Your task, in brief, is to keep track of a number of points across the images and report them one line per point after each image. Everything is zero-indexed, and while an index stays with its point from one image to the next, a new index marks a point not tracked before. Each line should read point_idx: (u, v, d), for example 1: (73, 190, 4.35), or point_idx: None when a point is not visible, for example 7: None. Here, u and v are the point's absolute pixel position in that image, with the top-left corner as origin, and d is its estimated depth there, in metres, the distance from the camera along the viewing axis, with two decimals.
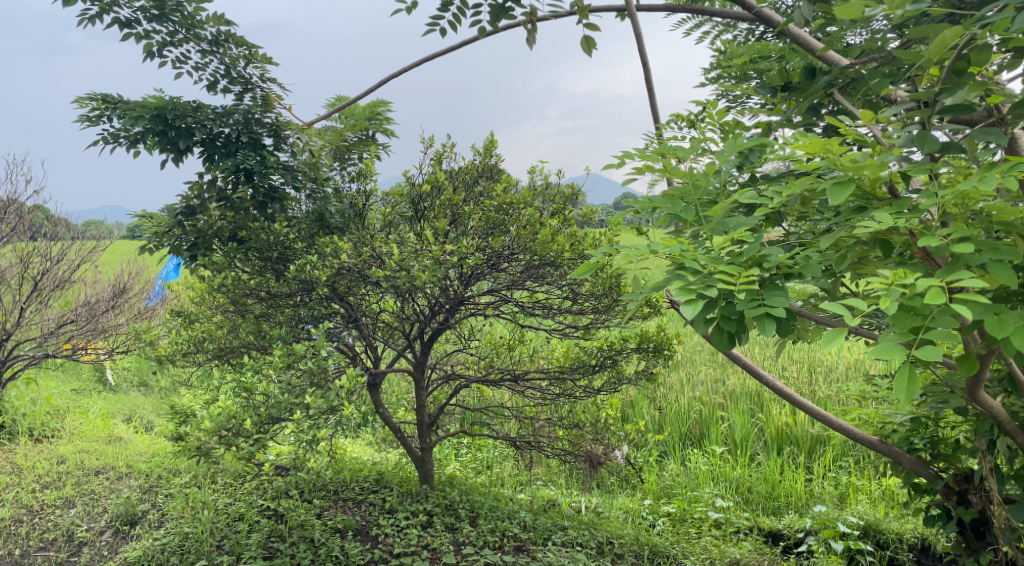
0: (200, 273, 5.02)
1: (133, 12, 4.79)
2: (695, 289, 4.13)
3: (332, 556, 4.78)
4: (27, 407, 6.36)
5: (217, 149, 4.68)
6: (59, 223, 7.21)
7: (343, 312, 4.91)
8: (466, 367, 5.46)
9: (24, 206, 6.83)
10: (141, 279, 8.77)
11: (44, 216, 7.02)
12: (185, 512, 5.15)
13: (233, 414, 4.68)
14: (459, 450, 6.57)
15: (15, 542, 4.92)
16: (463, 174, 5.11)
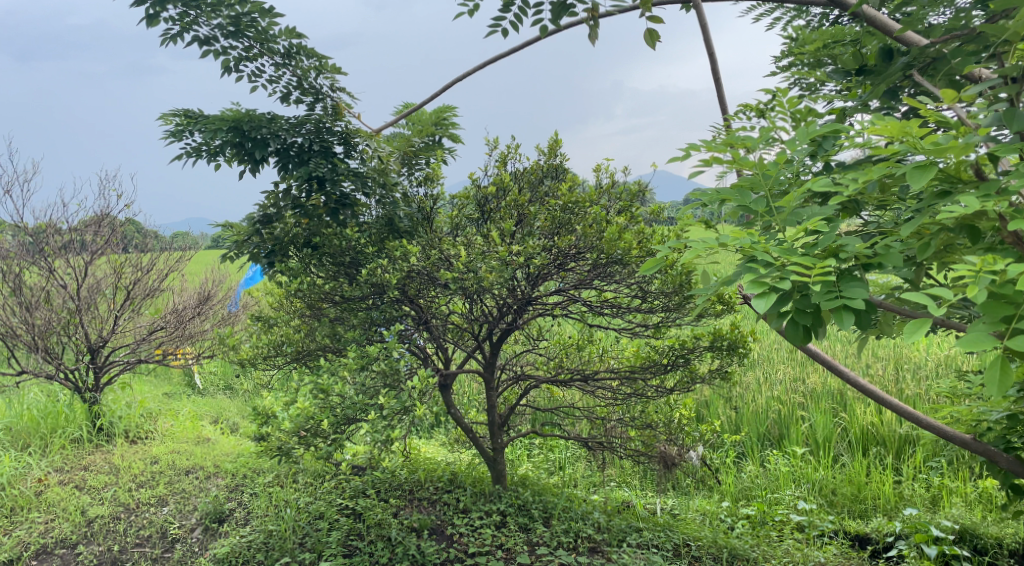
0: (278, 279, 5.22)
1: (211, 30, 5.09)
2: (768, 281, 4.06)
3: (409, 555, 4.87)
4: (123, 410, 6.67)
5: (291, 158, 4.89)
6: (148, 235, 7.54)
7: (413, 314, 5.05)
8: (536, 368, 5.50)
9: (117, 220, 7.18)
10: (225, 285, 9.09)
11: (134, 229, 7.35)
12: (269, 511, 5.35)
13: (312, 415, 4.87)
14: (531, 450, 6.60)
15: (113, 538, 5.19)
16: (528, 175, 5.18)
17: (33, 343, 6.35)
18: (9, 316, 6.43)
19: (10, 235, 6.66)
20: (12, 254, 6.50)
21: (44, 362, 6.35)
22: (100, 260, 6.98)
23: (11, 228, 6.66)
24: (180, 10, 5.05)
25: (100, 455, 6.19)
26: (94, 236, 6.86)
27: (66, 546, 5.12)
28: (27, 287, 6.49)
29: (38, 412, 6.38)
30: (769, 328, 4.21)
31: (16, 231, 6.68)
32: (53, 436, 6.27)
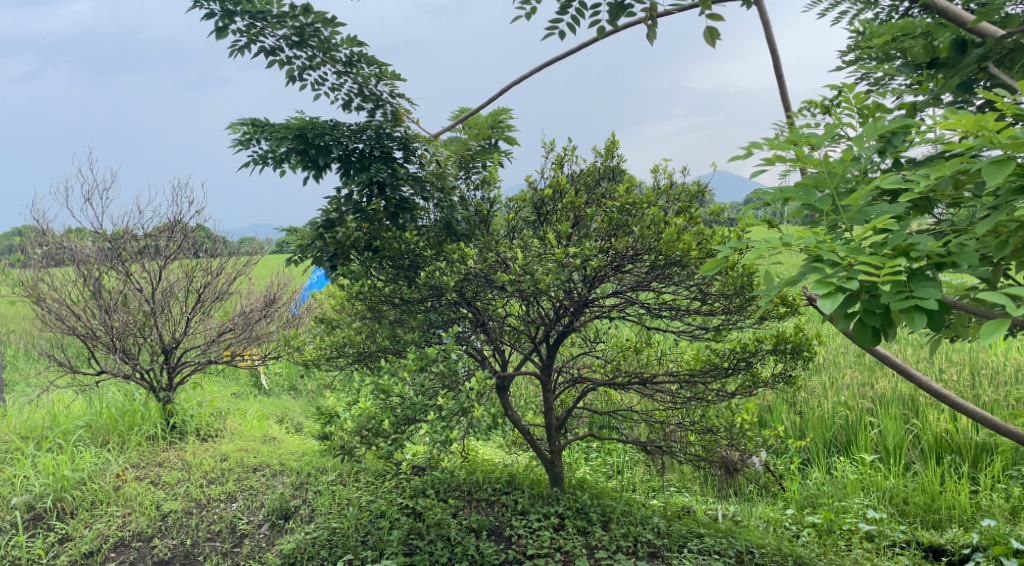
0: (340, 282, 5.35)
1: (276, 40, 5.27)
2: (834, 281, 3.94)
3: (468, 555, 4.94)
4: (195, 409, 6.92)
5: (352, 165, 4.97)
6: (218, 240, 7.78)
7: (470, 316, 5.09)
8: (593, 370, 5.46)
9: (188, 226, 7.42)
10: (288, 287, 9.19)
11: (206, 235, 7.60)
12: (332, 509, 5.48)
13: (373, 415, 4.97)
14: (589, 454, 6.58)
15: (186, 532, 5.39)
16: (584, 177, 5.22)
17: (112, 344, 6.66)
18: (90, 319, 6.73)
19: (90, 240, 6.96)
20: (92, 259, 6.82)
21: (121, 362, 6.65)
22: (173, 265, 7.23)
23: (91, 234, 6.96)
24: (247, 22, 5.25)
25: (173, 452, 6.43)
26: (167, 242, 7.13)
27: (141, 539, 5.34)
28: (106, 289, 6.82)
29: (116, 410, 6.67)
30: (836, 328, 4.11)
31: (96, 237, 7.00)
32: (131, 433, 6.51)
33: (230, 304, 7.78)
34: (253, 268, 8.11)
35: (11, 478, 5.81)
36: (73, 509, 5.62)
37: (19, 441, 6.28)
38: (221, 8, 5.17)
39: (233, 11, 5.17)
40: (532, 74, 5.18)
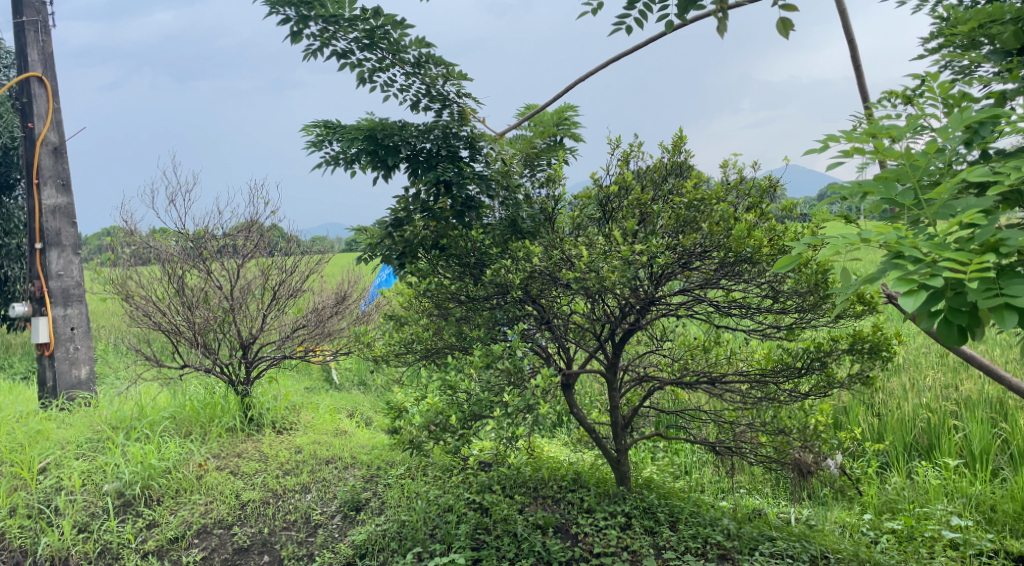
0: (408, 280, 5.46)
1: (348, 44, 5.39)
2: (917, 278, 3.78)
3: (535, 552, 4.98)
4: (270, 402, 7.19)
5: (420, 165, 5.06)
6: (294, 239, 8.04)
7: (536, 313, 5.10)
8: (660, 369, 5.41)
9: (266, 226, 7.68)
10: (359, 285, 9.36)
11: (284, 234, 7.85)
12: (402, 502, 5.57)
13: (441, 410, 5.02)
14: (656, 453, 6.54)
15: (263, 521, 5.60)
16: (651, 173, 5.21)
17: (194, 339, 6.95)
18: (174, 315, 7.03)
19: (175, 240, 7.30)
20: (176, 258, 7.15)
21: (201, 357, 6.89)
22: (250, 264, 7.53)
23: (175, 235, 7.30)
24: (321, 27, 5.38)
25: (252, 444, 6.67)
26: (245, 241, 7.47)
27: (222, 527, 5.58)
28: (188, 287, 7.13)
29: (198, 403, 6.97)
30: (918, 327, 3.94)
31: (180, 238, 7.34)
32: (212, 425, 6.79)
33: (304, 301, 7.91)
34: (326, 267, 8.27)
35: (103, 466, 6.12)
36: (159, 496, 5.89)
37: (111, 431, 6.62)
38: (297, 14, 5.32)
39: (307, 16, 5.31)
40: (598, 70, 5.15)
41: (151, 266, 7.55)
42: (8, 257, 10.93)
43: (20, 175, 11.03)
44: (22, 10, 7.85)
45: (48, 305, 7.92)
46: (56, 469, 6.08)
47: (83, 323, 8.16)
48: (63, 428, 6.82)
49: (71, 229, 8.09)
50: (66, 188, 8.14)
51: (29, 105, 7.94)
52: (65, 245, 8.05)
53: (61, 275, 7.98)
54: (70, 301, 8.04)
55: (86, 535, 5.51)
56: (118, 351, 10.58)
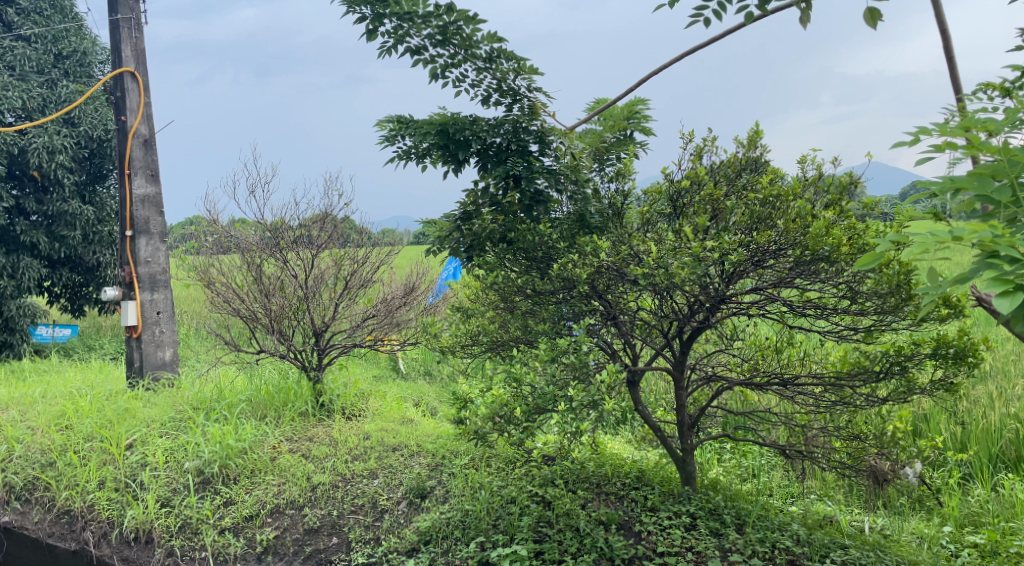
0: (476, 273, 5.55)
1: (421, 40, 5.49)
2: (1012, 280, 3.60)
3: (597, 548, 5.00)
4: (341, 389, 7.35)
5: (490, 159, 5.07)
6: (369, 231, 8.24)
7: (602, 309, 5.08)
8: (729, 369, 5.30)
9: (343, 217, 7.89)
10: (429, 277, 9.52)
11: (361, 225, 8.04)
12: (466, 491, 5.65)
13: (505, 402, 5.06)
14: (723, 455, 6.47)
15: (333, 504, 5.78)
16: (724, 169, 5.12)
17: (270, 325, 7.16)
18: (252, 302, 7.29)
19: (254, 231, 7.59)
20: (255, 248, 7.40)
21: (276, 343, 7.12)
22: (324, 254, 7.72)
23: (254, 225, 7.59)
24: (395, 24, 5.49)
25: (322, 428, 6.86)
26: (320, 232, 7.70)
27: (294, 508, 5.79)
28: (266, 276, 7.39)
29: (273, 387, 7.22)
30: (1012, 331, 3.74)
31: (259, 227, 7.60)
32: (285, 409, 7.03)
33: (373, 292, 8.04)
34: (394, 258, 8.31)
35: (185, 444, 6.42)
36: (236, 475, 6.14)
37: (192, 411, 6.95)
38: (372, 13, 5.45)
39: (382, 14, 5.42)
40: (673, 63, 5.05)
41: (233, 255, 7.85)
42: (100, 244, 11.60)
43: (113, 166, 11.68)
44: (116, 8, 8.22)
45: (136, 289, 8.33)
46: (141, 446, 6.44)
47: (168, 308, 8.54)
48: (149, 406, 7.18)
49: (158, 218, 8.49)
50: (154, 178, 8.53)
51: (122, 99, 8.35)
52: (152, 233, 8.46)
53: (148, 261, 8.38)
54: (157, 286, 8.44)
55: (168, 509, 5.86)
56: (200, 336, 11.07)
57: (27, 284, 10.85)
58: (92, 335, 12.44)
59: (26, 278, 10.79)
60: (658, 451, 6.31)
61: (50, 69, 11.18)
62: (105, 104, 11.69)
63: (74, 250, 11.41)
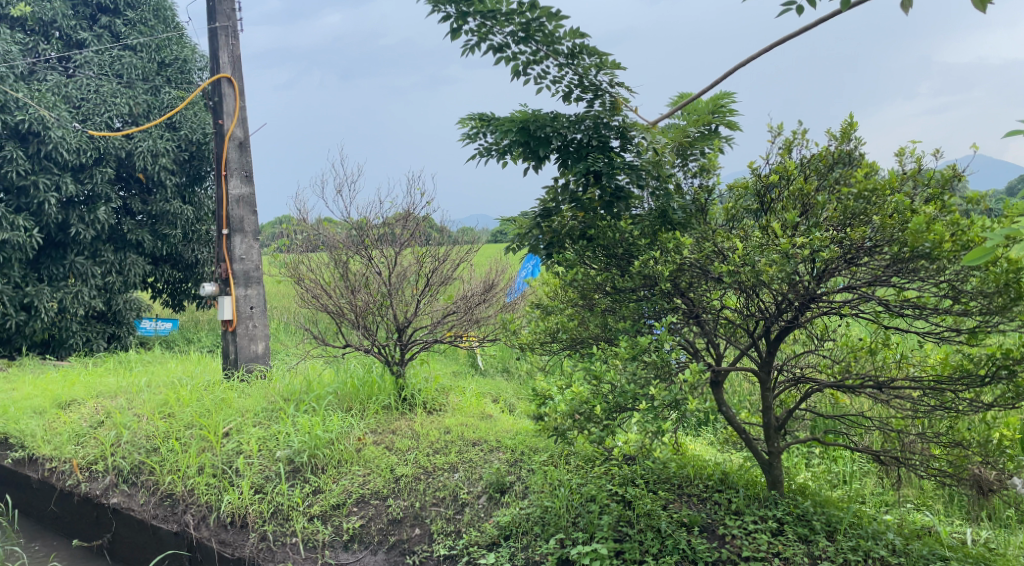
0: (555, 270, 5.79)
1: (504, 37, 5.67)
2: None
3: (679, 550, 5.11)
4: (422, 384, 7.58)
5: (571, 155, 5.38)
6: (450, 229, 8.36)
7: (684, 307, 5.16)
8: (819, 371, 5.20)
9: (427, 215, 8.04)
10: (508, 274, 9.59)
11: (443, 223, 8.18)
12: (545, 488, 5.82)
13: (585, 400, 5.07)
14: (810, 459, 6.33)
15: (415, 495, 6.01)
16: (816, 162, 5.06)
17: (356, 321, 7.39)
18: (338, 297, 7.52)
19: (341, 229, 7.85)
20: (341, 246, 7.66)
21: (360, 337, 7.32)
22: (406, 252, 7.84)
23: (341, 224, 7.83)
24: (479, 22, 5.63)
25: (405, 422, 7.08)
26: (402, 230, 7.82)
27: (379, 498, 6.07)
28: (351, 272, 7.60)
29: (358, 380, 7.47)
30: None
31: (346, 226, 7.85)
32: (369, 402, 7.27)
33: (454, 289, 8.10)
34: (474, 255, 8.34)
35: (276, 434, 6.76)
36: (324, 465, 6.42)
37: (283, 402, 7.33)
38: (457, 11, 5.59)
39: (466, 12, 5.57)
40: (761, 54, 4.92)
41: (320, 253, 8.12)
42: (198, 241, 12.41)
43: (210, 167, 12.36)
44: (215, 17, 8.62)
45: (232, 285, 8.73)
46: (237, 434, 6.84)
47: (260, 303, 8.90)
48: (244, 397, 7.64)
49: (252, 217, 8.84)
50: (248, 179, 8.89)
51: (219, 104, 8.72)
52: (246, 231, 8.81)
53: (243, 258, 8.75)
54: (251, 282, 8.82)
55: (262, 496, 6.19)
56: (289, 331, 11.54)
57: (134, 280, 11.57)
58: (190, 328, 13.13)
59: (132, 275, 11.51)
60: (741, 454, 6.20)
61: (154, 76, 11.83)
62: (203, 109, 12.38)
63: (174, 248, 12.10)
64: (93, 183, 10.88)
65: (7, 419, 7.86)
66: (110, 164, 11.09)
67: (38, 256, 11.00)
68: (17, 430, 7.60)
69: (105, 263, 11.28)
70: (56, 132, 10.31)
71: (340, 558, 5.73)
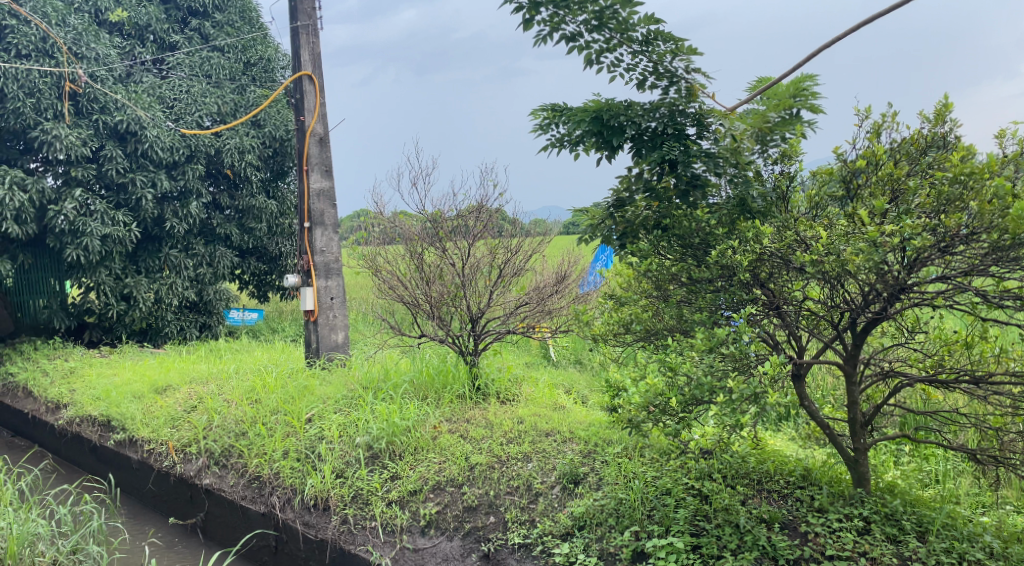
0: (629, 261, 5.72)
1: (578, 26, 5.63)
2: None
3: (759, 546, 5.04)
4: (496, 373, 7.62)
5: (645, 143, 5.40)
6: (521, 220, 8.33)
7: (764, 298, 5.05)
8: (909, 365, 5.01)
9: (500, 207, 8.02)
10: (580, 266, 9.47)
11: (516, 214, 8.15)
12: (619, 480, 5.80)
13: (660, 392, 5.05)
14: (899, 457, 6.09)
15: (489, 484, 6.04)
16: (906, 147, 4.88)
17: (430, 312, 7.55)
18: (413, 289, 7.67)
19: (416, 221, 7.92)
20: (417, 238, 7.72)
21: (435, 329, 7.50)
22: (478, 244, 7.81)
23: (416, 216, 7.89)
24: (551, 11, 5.62)
25: (479, 411, 7.12)
26: (475, 222, 7.76)
27: (454, 485, 6.10)
28: (427, 264, 7.67)
29: (434, 369, 7.57)
30: None
31: (420, 219, 7.91)
32: (444, 392, 7.37)
33: (526, 279, 8.07)
34: (546, 246, 8.31)
35: (356, 420, 6.88)
36: (401, 452, 6.51)
37: (362, 390, 7.47)
38: (529, 2, 5.60)
39: (539, 3, 5.56)
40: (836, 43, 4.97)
41: (397, 245, 8.24)
42: (281, 234, 12.77)
43: (292, 163, 12.70)
44: (296, 15, 8.80)
45: (313, 277, 8.90)
46: (319, 420, 7.00)
47: (340, 293, 9.08)
48: (325, 384, 7.83)
49: (332, 210, 9.04)
50: (328, 173, 9.08)
51: (301, 101, 8.90)
52: (327, 224, 9.02)
53: (324, 251, 8.95)
54: (331, 273, 9.00)
55: (343, 480, 6.31)
56: (368, 321, 11.75)
57: (223, 271, 11.97)
58: (274, 319, 13.52)
59: (221, 267, 11.91)
60: (824, 450, 6.02)
61: (240, 76, 12.20)
62: (286, 106, 12.70)
63: (260, 241, 12.47)
64: (186, 179, 11.23)
65: (110, 403, 8.27)
66: (200, 161, 11.46)
67: (135, 249, 11.41)
68: (118, 414, 7.97)
69: (196, 255, 11.71)
70: (151, 131, 10.72)
71: (417, 543, 5.80)
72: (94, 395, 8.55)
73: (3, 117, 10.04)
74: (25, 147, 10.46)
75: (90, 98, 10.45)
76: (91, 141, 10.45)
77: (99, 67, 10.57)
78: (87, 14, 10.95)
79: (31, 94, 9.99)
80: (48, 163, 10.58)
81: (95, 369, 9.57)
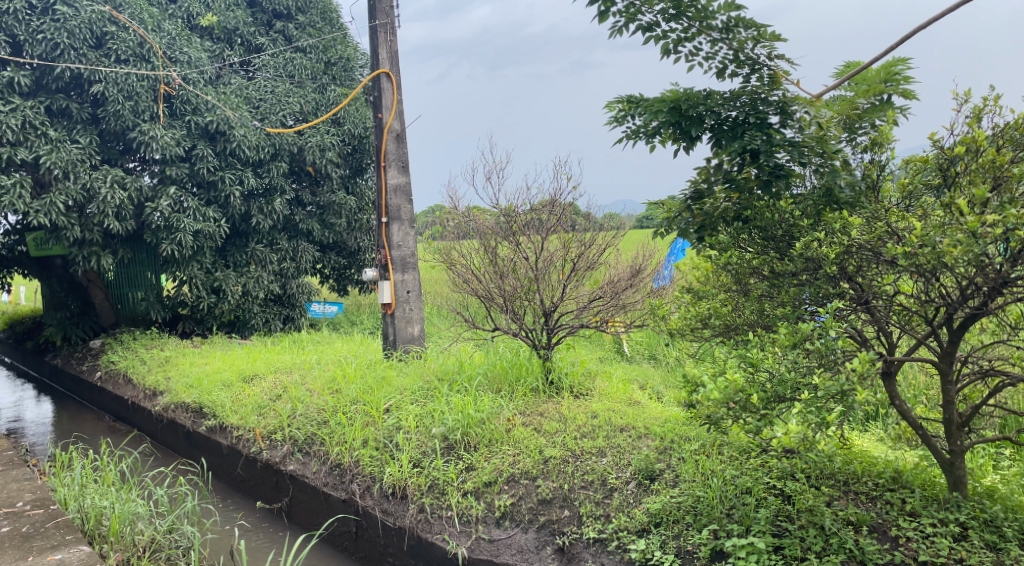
0: (708, 253, 5.61)
1: (656, 15, 5.51)
2: None
3: (846, 549, 4.88)
4: (569, 367, 7.55)
5: (724, 134, 5.23)
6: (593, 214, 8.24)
7: (853, 293, 4.90)
8: (1010, 363, 4.73)
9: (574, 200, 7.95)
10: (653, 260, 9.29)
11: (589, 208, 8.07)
12: (697, 477, 5.68)
13: (741, 388, 4.83)
14: (996, 460, 5.79)
15: (564, 477, 5.98)
16: (1009, 134, 4.60)
17: (504, 305, 7.55)
18: (487, 282, 7.70)
19: (490, 216, 7.92)
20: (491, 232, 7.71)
21: (509, 321, 7.47)
22: (552, 237, 7.75)
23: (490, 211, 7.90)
24: (628, 1, 5.51)
25: (553, 404, 7.08)
26: (549, 215, 7.72)
27: (529, 477, 6.07)
28: (500, 258, 7.70)
29: (507, 362, 7.56)
30: None
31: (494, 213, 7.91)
32: (518, 384, 7.36)
33: (600, 273, 7.95)
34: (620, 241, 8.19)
35: (432, 411, 6.91)
36: (476, 443, 6.50)
37: (438, 382, 7.52)
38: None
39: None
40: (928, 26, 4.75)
41: (472, 239, 8.27)
42: (361, 230, 12.95)
43: (371, 160, 12.88)
44: (375, 14, 8.85)
45: (390, 271, 9.00)
46: (396, 411, 7.05)
47: (416, 287, 9.14)
48: (403, 375, 7.91)
49: (408, 205, 9.13)
50: (405, 169, 9.17)
51: (379, 99, 8.98)
52: (404, 219, 9.12)
53: (401, 245, 9.06)
54: (407, 268, 9.09)
55: (420, 470, 6.34)
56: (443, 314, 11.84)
57: (305, 265, 12.24)
58: (354, 311, 13.75)
59: (304, 261, 12.18)
60: (915, 452, 5.78)
61: (322, 76, 12.42)
62: (365, 104, 12.89)
63: (340, 236, 12.70)
64: (271, 177, 11.52)
65: (202, 391, 8.53)
66: (284, 159, 11.74)
67: (224, 244, 11.76)
68: (210, 401, 8.22)
69: (281, 250, 12.00)
70: (239, 130, 10.99)
71: (492, 534, 5.79)
72: (187, 383, 8.85)
73: (104, 120, 10.42)
74: (124, 148, 10.87)
75: (183, 100, 10.79)
76: (184, 141, 10.78)
77: (192, 70, 10.88)
78: (180, 19, 11.30)
79: (130, 97, 10.34)
80: (145, 163, 10.98)
81: (188, 358, 9.90)
